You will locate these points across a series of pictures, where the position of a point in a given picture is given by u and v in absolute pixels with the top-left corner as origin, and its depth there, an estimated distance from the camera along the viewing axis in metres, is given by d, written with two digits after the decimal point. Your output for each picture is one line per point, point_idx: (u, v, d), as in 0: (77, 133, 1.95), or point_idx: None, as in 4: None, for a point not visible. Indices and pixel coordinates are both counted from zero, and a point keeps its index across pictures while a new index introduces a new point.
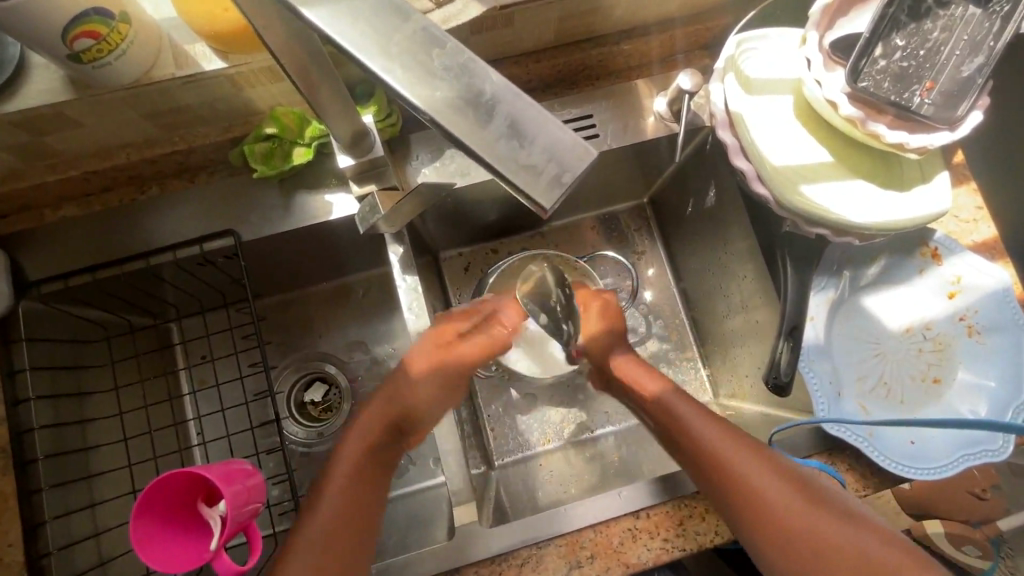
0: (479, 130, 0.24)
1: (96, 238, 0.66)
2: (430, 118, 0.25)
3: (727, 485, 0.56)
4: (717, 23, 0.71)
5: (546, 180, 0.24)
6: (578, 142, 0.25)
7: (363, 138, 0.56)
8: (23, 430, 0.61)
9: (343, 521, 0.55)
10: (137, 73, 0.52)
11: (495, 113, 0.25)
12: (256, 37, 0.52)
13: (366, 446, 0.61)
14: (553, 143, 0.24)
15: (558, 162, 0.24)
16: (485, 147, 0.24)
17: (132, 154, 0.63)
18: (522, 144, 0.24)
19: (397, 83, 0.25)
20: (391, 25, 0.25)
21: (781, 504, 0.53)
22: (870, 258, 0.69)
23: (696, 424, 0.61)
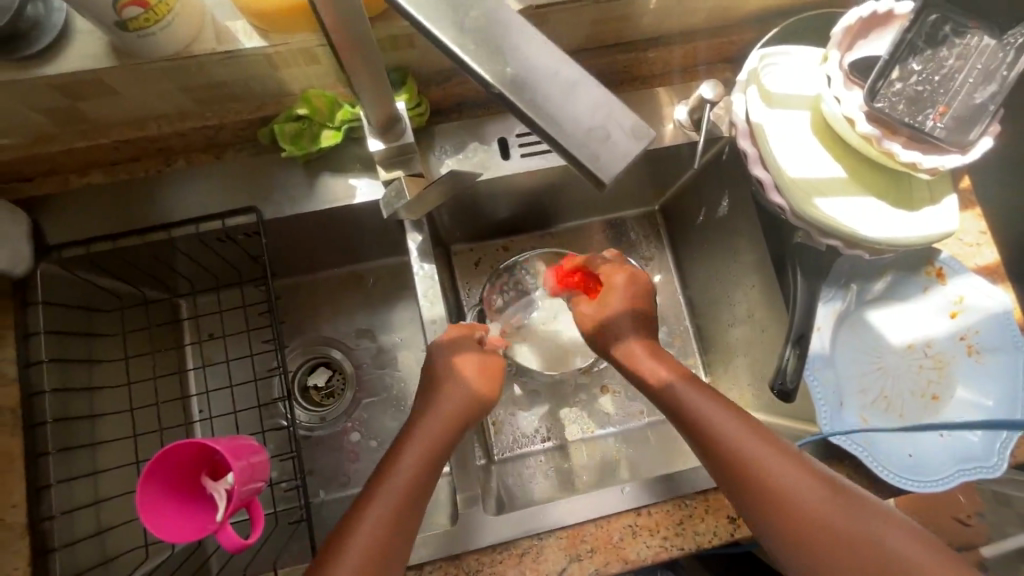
0: (542, 105, 0.26)
1: (119, 206, 0.67)
2: (495, 91, 0.26)
3: (758, 491, 0.52)
4: (740, 38, 0.74)
5: (602, 158, 0.25)
6: (638, 123, 0.26)
7: (395, 124, 0.57)
8: (34, 393, 0.61)
9: (401, 516, 0.53)
10: (179, 46, 0.53)
11: (560, 92, 0.26)
12: (301, 17, 0.53)
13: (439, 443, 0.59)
14: (614, 122, 0.25)
15: (616, 141, 0.25)
16: (548, 122, 0.26)
17: (163, 125, 0.64)
18: (586, 122, 0.25)
19: (467, 59, 0.26)
20: (461, 7, 0.27)
21: (811, 509, 0.50)
22: (877, 274, 0.70)
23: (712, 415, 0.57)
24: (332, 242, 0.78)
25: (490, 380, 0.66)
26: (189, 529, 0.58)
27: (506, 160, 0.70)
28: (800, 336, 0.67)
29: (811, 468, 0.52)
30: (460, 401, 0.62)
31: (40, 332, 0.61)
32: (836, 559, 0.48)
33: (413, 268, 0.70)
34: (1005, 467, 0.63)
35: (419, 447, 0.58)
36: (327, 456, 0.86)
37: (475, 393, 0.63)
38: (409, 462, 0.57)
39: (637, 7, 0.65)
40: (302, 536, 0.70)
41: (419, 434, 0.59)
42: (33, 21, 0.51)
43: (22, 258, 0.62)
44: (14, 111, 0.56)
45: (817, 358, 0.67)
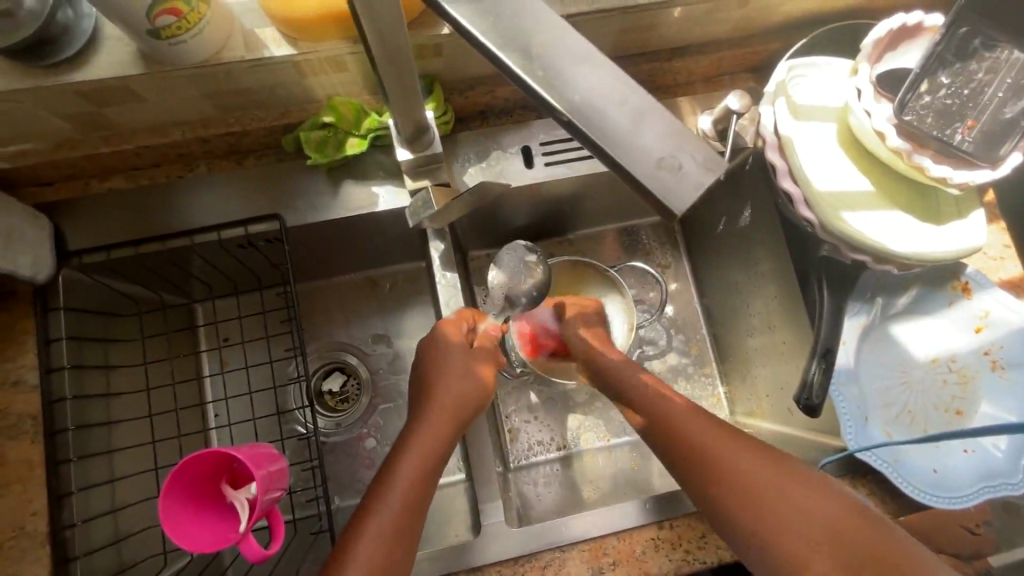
0: (612, 135, 0.26)
1: (140, 212, 0.66)
2: (563, 120, 0.27)
3: (706, 470, 0.56)
4: (766, 48, 0.73)
5: (673, 188, 0.26)
6: (709, 154, 0.26)
7: (423, 134, 0.57)
8: (55, 400, 0.61)
9: (404, 523, 0.53)
10: (208, 53, 0.53)
11: (627, 120, 0.27)
12: (333, 25, 0.53)
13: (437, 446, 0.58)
14: (685, 153, 0.26)
15: (686, 172, 0.26)
16: (616, 149, 0.26)
17: (187, 132, 0.63)
18: (656, 152, 0.26)
19: (537, 87, 0.27)
20: (524, 36, 0.28)
21: (759, 482, 0.53)
22: (902, 288, 0.70)
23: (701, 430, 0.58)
24: (351, 248, 0.77)
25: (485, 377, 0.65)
26: (210, 539, 0.58)
27: (529, 169, 0.69)
28: (825, 351, 0.66)
29: (758, 449, 0.56)
30: (455, 404, 0.62)
31: (62, 338, 0.61)
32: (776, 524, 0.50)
33: (436, 277, 0.69)
34: None
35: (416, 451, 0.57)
36: (342, 462, 0.86)
37: (467, 393, 0.63)
38: (406, 467, 0.56)
39: (665, 17, 0.64)
40: (322, 545, 0.70)
41: (415, 438, 0.58)
42: (63, 26, 0.50)
43: (44, 264, 0.62)
44: (39, 117, 0.56)
45: (842, 373, 0.67)
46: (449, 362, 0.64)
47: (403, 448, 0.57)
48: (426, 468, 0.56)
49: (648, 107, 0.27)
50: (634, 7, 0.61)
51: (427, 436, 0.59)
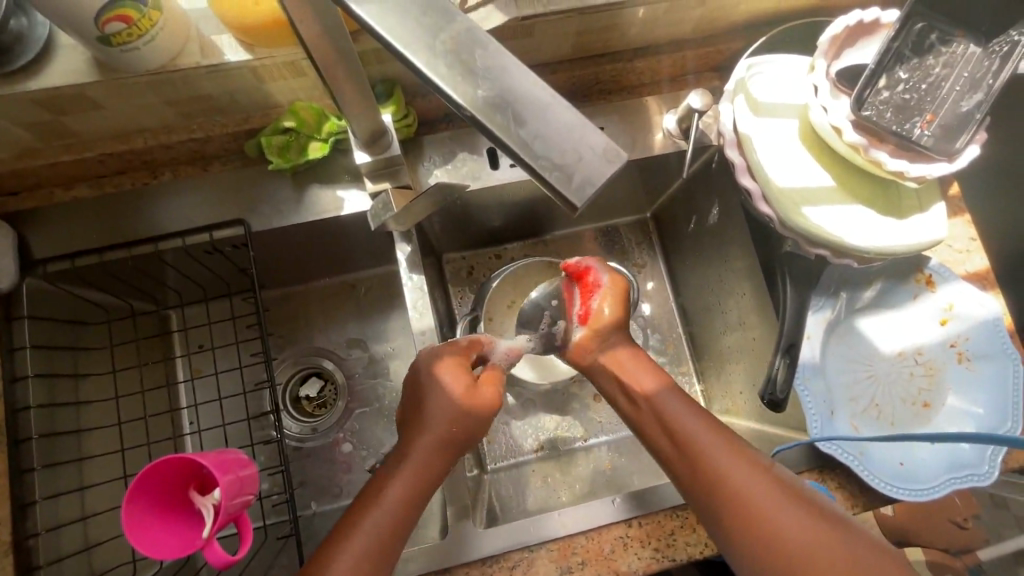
0: (516, 130, 0.26)
1: (105, 220, 0.66)
2: (470, 116, 0.26)
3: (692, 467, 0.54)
4: (729, 46, 0.74)
5: (577, 181, 0.26)
6: (612, 146, 0.26)
7: (381, 137, 0.57)
8: (18, 409, 0.61)
9: (390, 540, 0.52)
10: (163, 59, 0.53)
11: (532, 116, 0.26)
12: (286, 30, 0.53)
13: (435, 462, 0.56)
14: (587, 146, 0.26)
15: (588, 166, 0.26)
16: (522, 146, 0.26)
17: (149, 139, 0.63)
18: (560, 146, 0.26)
19: (442, 80, 0.27)
20: (430, 30, 0.27)
21: (744, 492, 0.50)
22: (866, 282, 0.70)
23: (696, 430, 0.55)
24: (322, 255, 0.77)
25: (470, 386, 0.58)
26: (172, 541, 0.58)
27: (495, 170, 0.70)
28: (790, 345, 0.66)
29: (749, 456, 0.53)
30: (449, 417, 0.56)
31: (25, 347, 0.61)
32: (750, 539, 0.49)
33: (403, 279, 0.69)
34: (997, 475, 0.62)
35: (411, 468, 0.55)
36: (318, 467, 0.86)
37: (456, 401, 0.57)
38: (398, 487, 0.54)
39: (624, 18, 0.65)
40: (292, 548, 0.71)
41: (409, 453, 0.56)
42: (16, 35, 0.51)
43: (7, 273, 0.62)
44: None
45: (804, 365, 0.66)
46: (439, 380, 0.58)
47: (399, 463, 0.55)
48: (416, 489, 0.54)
49: (554, 101, 0.27)
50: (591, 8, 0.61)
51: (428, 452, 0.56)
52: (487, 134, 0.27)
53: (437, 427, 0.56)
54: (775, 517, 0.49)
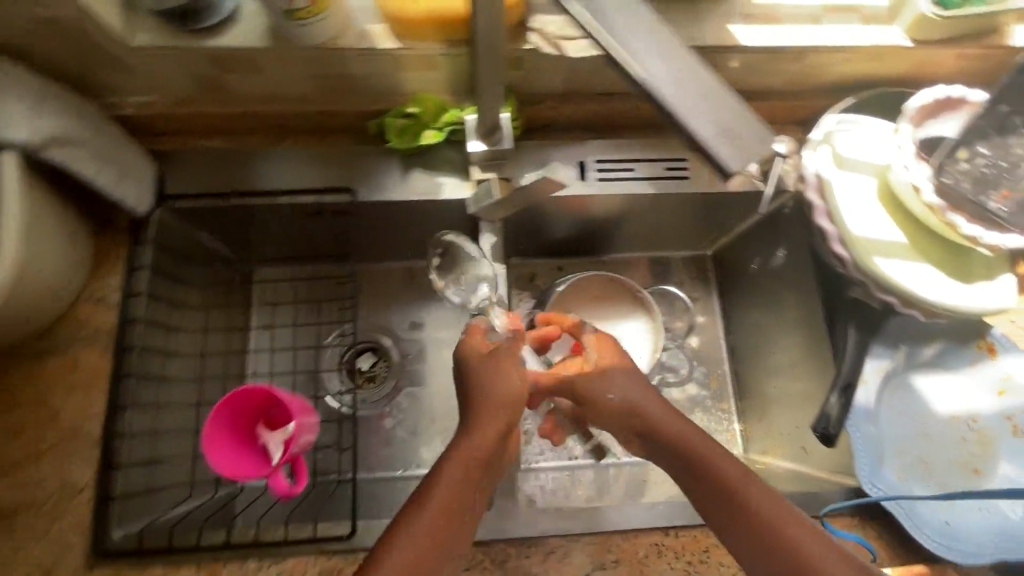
0: None
1: (225, 170, 0.73)
2: None
3: (714, 499, 0.53)
4: (815, 102, 0.79)
5: None
6: None
7: (497, 131, 0.65)
8: (129, 321, 0.67)
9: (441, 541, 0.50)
10: (327, 37, 0.61)
11: (693, 102, 0.45)
12: (435, 26, 0.61)
13: (479, 459, 0.55)
14: None
15: None
16: None
17: (288, 106, 0.71)
18: None
19: None
20: None
21: (769, 524, 0.50)
22: (927, 340, 0.71)
23: (715, 460, 0.54)
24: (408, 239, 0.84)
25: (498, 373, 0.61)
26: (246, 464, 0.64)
27: (583, 181, 0.76)
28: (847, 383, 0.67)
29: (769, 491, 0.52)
30: (497, 411, 0.58)
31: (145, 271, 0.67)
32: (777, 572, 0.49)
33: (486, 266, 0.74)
34: None
35: (456, 462, 0.54)
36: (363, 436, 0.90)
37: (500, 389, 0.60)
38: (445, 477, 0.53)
39: (725, 61, 0.71)
40: (341, 497, 0.73)
41: (464, 439, 0.56)
42: None
43: (145, 202, 0.70)
44: (172, 74, 0.65)
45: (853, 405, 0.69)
46: (483, 373, 0.60)
47: (442, 462, 0.54)
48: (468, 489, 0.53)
49: None
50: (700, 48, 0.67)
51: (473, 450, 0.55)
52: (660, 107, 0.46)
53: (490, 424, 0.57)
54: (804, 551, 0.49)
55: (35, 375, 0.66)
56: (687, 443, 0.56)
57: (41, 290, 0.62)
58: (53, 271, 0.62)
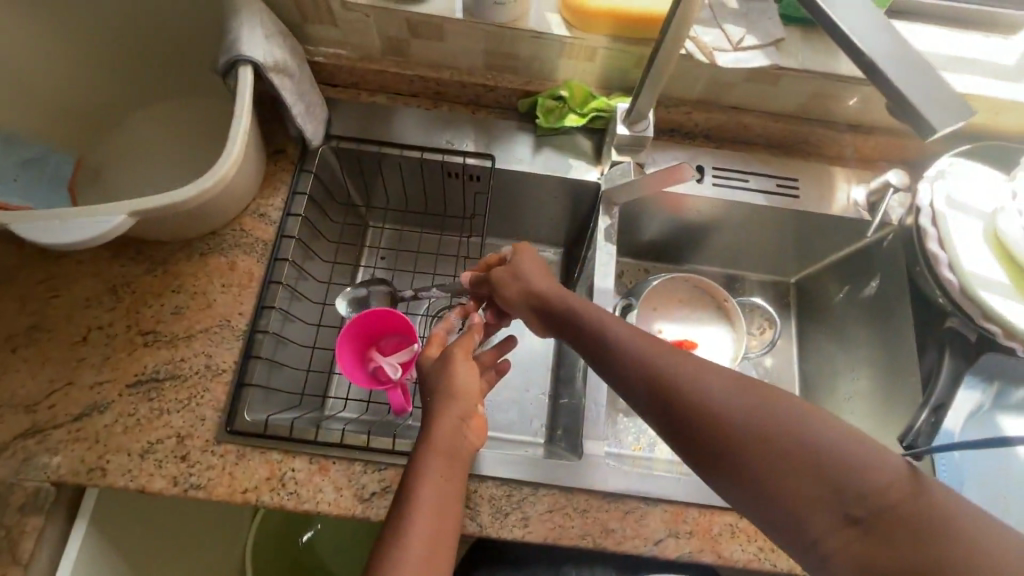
0: (900, 74, 0.42)
1: (387, 122, 0.83)
2: (869, 59, 0.42)
3: (707, 435, 0.46)
4: (927, 147, 0.84)
5: (940, 116, 0.41)
6: (963, 106, 0.42)
7: (641, 119, 0.73)
8: (285, 235, 0.76)
9: (435, 528, 0.53)
10: (511, 17, 0.71)
11: (912, 83, 0.42)
12: (609, 21, 0.70)
13: (446, 448, 0.58)
14: (946, 99, 0.41)
15: (947, 110, 0.41)
16: (904, 84, 0.42)
17: (453, 75, 0.81)
18: (927, 96, 0.42)
19: (851, 35, 0.43)
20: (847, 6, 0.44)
21: (777, 436, 0.44)
22: (1019, 381, 0.74)
23: (703, 376, 0.48)
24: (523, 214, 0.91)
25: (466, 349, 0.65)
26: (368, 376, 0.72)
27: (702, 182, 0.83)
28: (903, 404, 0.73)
29: (761, 394, 0.46)
30: (458, 402, 0.60)
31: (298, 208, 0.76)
32: (806, 496, 0.42)
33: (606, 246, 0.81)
34: None
35: (428, 457, 0.57)
36: None
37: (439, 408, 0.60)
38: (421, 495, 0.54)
39: (851, 93, 0.77)
40: None
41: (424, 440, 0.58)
42: None
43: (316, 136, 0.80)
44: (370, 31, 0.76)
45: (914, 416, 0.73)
46: (450, 375, 0.62)
47: (414, 455, 0.57)
48: (437, 472, 0.56)
49: (926, 68, 0.43)
50: (832, 76, 0.74)
51: (441, 433, 0.58)
52: (880, 80, 0.42)
53: (450, 411, 0.60)
54: (832, 460, 0.42)
55: (199, 265, 0.74)
56: (661, 365, 0.50)
57: (229, 190, 0.71)
58: (242, 176, 0.72)
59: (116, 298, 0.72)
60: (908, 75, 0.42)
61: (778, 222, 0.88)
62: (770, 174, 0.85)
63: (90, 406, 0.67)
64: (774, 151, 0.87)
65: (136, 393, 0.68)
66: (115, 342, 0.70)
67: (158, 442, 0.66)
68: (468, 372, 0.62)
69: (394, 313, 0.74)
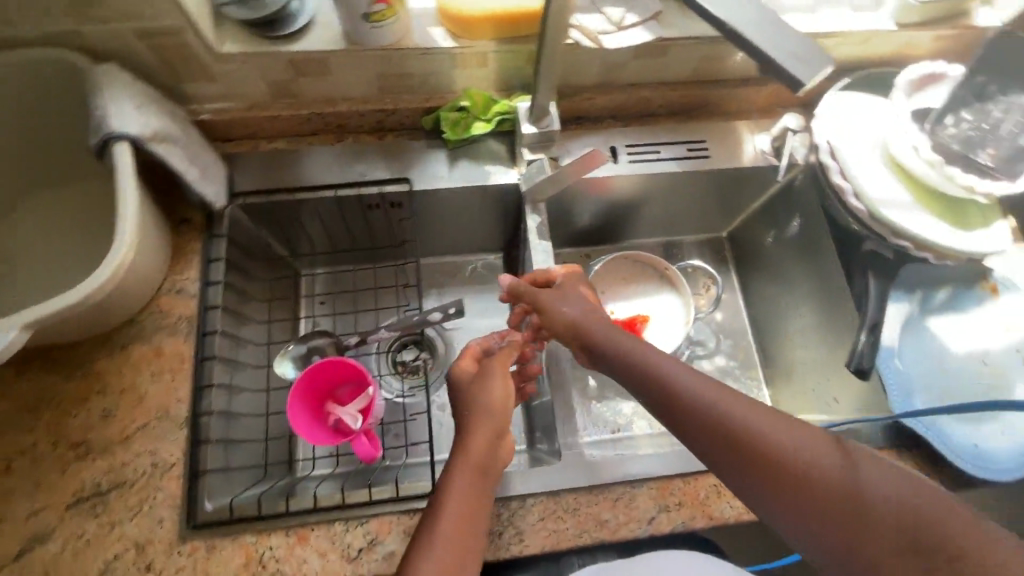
0: (756, 34, 0.44)
1: (292, 166, 0.79)
2: (725, 22, 0.45)
3: (753, 463, 0.52)
4: (813, 86, 0.89)
5: (804, 70, 0.43)
6: (825, 59, 0.44)
7: (545, 114, 0.74)
8: (208, 306, 0.72)
9: (462, 544, 0.55)
10: (393, 39, 0.69)
11: (772, 40, 0.44)
12: (489, 26, 0.70)
13: (482, 465, 0.59)
14: (807, 54, 0.44)
15: (808, 65, 0.43)
16: (763, 43, 0.44)
17: (350, 106, 0.79)
18: (787, 52, 0.44)
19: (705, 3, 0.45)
20: None
21: (817, 472, 0.50)
22: (938, 285, 0.80)
23: (745, 413, 0.54)
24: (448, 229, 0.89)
25: (506, 363, 0.66)
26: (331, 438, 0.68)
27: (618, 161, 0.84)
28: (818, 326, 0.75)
29: (805, 433, 0.52)
30: (492, 416, 0.62)
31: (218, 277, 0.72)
32: (839, 524, 0.48)
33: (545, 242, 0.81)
34: None
35: (463, 473, 0.58)
36: None
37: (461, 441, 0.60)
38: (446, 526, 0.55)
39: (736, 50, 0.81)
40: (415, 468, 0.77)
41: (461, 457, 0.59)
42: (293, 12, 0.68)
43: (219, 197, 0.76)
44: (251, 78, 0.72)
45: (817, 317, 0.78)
46: (481, 387, 0.64)
47: (447, 471, 0.59)
48: (472, 489, 0.58)
49: (783, 26, 0.45)
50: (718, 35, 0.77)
51: (479, 446, 0.60)
52: (742, 43, 0.45)
53: (489, 422, 0.61)
54: (867, 487, 0.48)
55: (120, 360, 0.69)
56: (710, 403, 0.55)
57: (135, 275, 0.66)
58: (145, 257, 0.67)
59: (34, 416, 0.66)
60: (766, 34, 0.44)
61: (697, 185, 0.91)
62: (679, 141, 0.87)
63: (30, 541, 0.61)
64: (678, 118, 0.89)
65: (79, 513, 0.63)
66: (43, 464, 0.64)
67: (116, 559, 0.61)
68: (504, 390, 0.64)
69: (341, 360, 0.71)
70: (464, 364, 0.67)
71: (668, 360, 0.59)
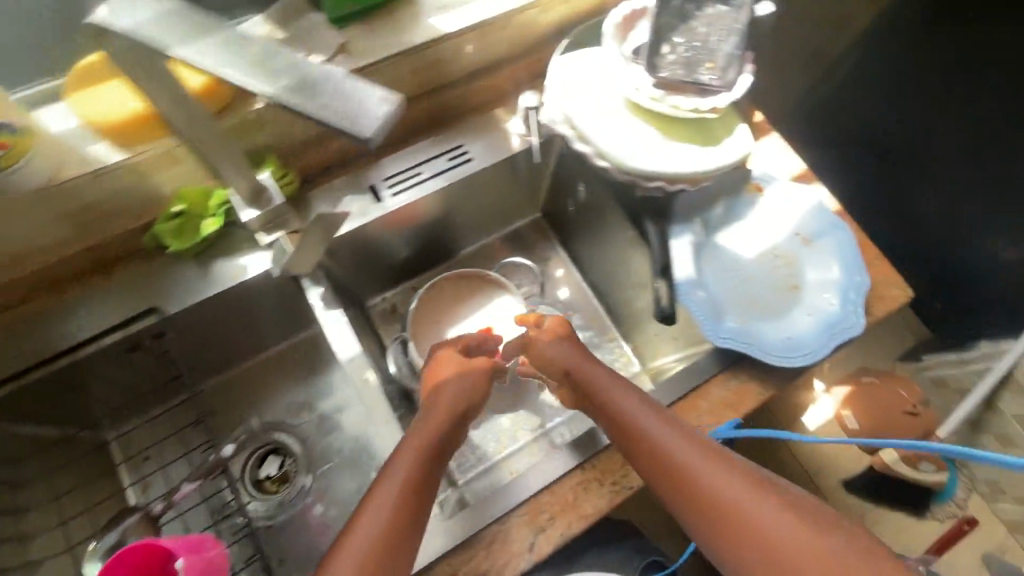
0: (306, 104, 0.43)
1: (16, 337, 0.73)
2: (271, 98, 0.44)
3: (683, 489, 0.59)
4: (543, 54, 0.90)
5: (357, 123, 0.42)
6: (385, 95, 0.44)
7: (261, 192, 0.71)
8: None
9: (388, 539, 0.56)
10: (46, 176, 0.64)
11: (317, 98, 0.43)
12: (151, 128, 0.67)
13: (425, 456, 0.64)
14: (360, 106, 0.43)
15: (354, 113, 0.43)
16: (315, 109, 0.43)
17: (51, 253, 0.72)
18: (328, 106, 0.43)
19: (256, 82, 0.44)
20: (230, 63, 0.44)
21: (744, 505, 0.56)
22: (712, 202, 0.83)
23: (675, 446, 0.61)
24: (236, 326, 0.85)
25: (474, 373, 0.77)
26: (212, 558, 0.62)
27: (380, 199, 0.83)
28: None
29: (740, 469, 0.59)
30: (440, 415, 0.70)
31: None
32: (755, 556, 0.55)
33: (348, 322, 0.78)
34: (863, 324, 0.74)
35: (407, 460, 0.62)
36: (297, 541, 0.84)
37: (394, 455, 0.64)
38: (386, 523, 0.57)
39: (444, 51, 0.78)
40: None
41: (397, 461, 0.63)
42: None
43: None
44: None
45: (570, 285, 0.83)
46: (447, 392, 0.73)
47: (392, 463, 0.63)
48: (415, 481, 0.61)
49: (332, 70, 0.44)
50: (415, 47, 0.75)
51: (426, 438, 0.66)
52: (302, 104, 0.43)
53: (438, 413, 0.70)
54: (781, 529, 0.54)
55: None
56: (657, 437, 0.63)
57: None
58: None
59: None
60: (322, 90, 0.44)
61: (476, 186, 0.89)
62: (432, 156, 0.88)
63: None
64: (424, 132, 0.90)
65: None
66: None
67: None
68: (475, 387, 0.75)
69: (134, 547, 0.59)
70: (449, 355, 0.79)
71: (637, 402, 0.67)
